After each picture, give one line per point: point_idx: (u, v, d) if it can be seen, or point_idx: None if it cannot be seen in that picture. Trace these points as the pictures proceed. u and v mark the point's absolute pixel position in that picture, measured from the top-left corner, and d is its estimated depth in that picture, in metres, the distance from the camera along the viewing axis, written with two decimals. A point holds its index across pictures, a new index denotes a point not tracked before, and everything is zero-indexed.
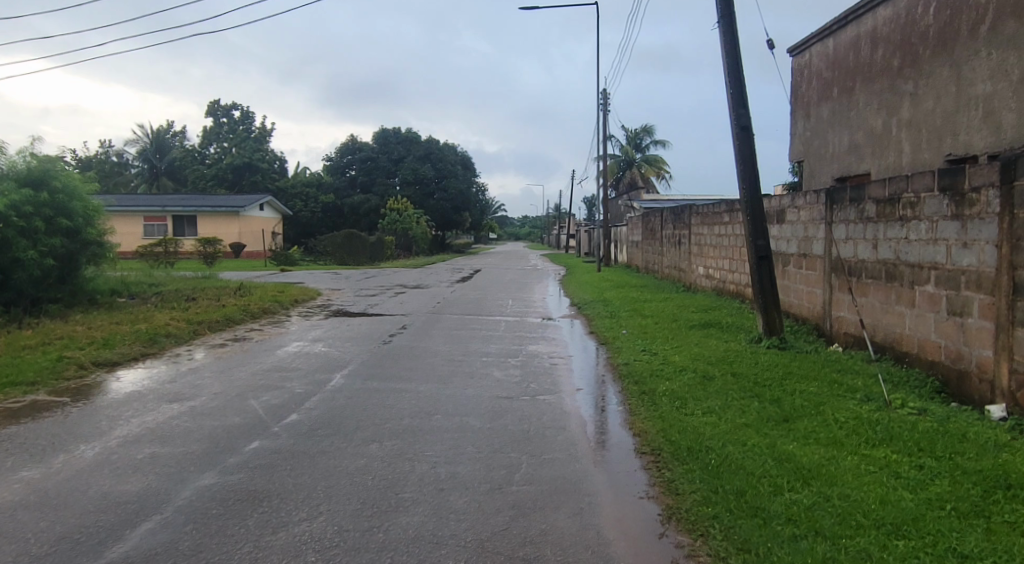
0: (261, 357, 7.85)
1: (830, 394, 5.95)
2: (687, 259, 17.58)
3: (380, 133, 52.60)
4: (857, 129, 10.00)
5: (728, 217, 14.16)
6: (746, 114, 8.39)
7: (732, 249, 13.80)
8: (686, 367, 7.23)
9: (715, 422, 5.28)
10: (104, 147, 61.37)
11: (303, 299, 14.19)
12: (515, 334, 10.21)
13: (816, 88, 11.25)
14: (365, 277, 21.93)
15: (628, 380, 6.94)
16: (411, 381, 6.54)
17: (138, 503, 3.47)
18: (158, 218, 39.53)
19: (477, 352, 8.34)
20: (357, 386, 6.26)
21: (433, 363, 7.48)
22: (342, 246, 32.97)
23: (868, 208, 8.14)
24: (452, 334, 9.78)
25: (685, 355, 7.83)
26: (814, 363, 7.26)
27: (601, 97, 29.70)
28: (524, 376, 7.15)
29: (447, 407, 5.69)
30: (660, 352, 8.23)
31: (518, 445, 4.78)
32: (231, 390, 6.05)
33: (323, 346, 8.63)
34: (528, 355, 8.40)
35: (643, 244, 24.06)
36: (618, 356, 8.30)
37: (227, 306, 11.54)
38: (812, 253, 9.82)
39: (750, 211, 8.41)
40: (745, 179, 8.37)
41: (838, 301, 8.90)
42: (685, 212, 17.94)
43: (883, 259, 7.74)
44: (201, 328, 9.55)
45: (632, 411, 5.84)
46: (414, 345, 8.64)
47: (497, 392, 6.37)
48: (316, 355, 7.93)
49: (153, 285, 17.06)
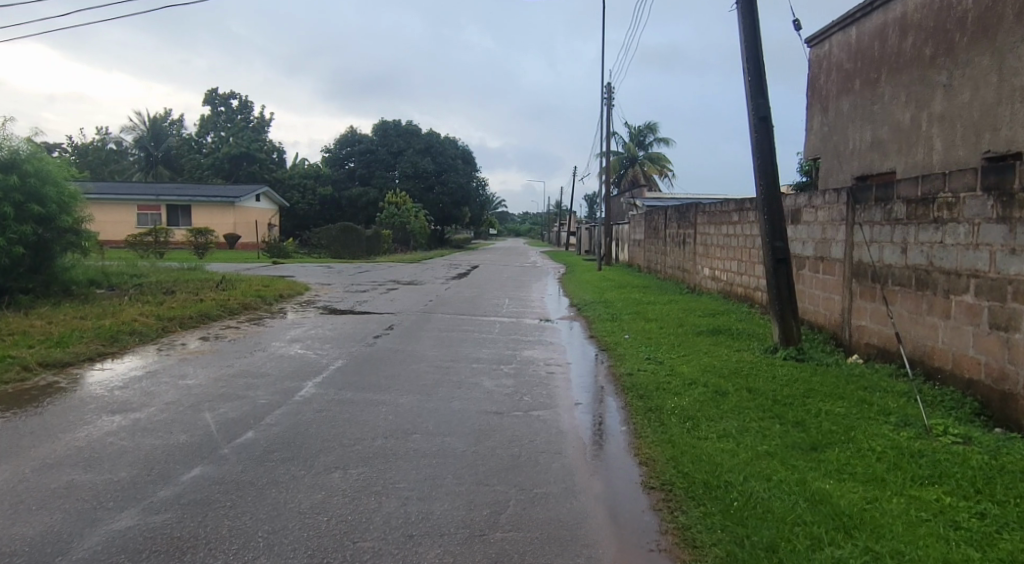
0: (231, 359, 7.17)
1: (860, 416, 5.28)
2: (691, 258, 16.91)
3: (380, 124, 51.70)
4: (882, 124, 9.30)
5: (737, 216, 13.48)
6: (766, 103, 7.70)
7: (740, 250, 13.12)
8: (696, 380, 6.57)
9: (733, 449, 4.61)
10: (101, 134, 60.57)
11: (289, 295, 13.51)
12: (509, 337, 9.53)
13: (835, 80, 10.55)
14: (359, 272, 21.24)
15: (633, 394, 6.27)
16: (390, 392, 5.86)
17: (28, 553, 2.79)
18: (152, 208, 38.84)
19: (468, 358, 7.67)
20: (329, 396, 5.58)
21: (418, 371, 6.80)
22: (337, 239, 32.24)
23: (897, 208, 7.47)
24: (442, 336, 9.09)
25: (694, 366, 7.17)
26: (837, 378, 6.58)
27: (606, 91, 29.00)
28: (517, 387, 6.47)
29: (429, 425, 5.02)
30: (667, 362, 7.56)
31: (506, 476, 4.11)
32: (186, 399, 5.36)
33: (301, 347, 7.96)
34: (523, 362, 7.71)
35: (645, 243, 23.36)
36: (621, 364, 7.63)
37: (205, 301, 10.86)
38: (831, 256, 9.14)
39: (767, 210, 7.72)
40: (763, 174, 7.70)
41: (860, 309, 8.21)
42: (691, 211, 17.24)
43: (914, 264, 7.07)
44: (171, 325, 8.86)
45: (637, 432, 5.18)
46: (400, 349, 7.96)
47: (486, 406, 5.68)
48: (292, 358, 7.26)
49: (135, 276, 16.38)
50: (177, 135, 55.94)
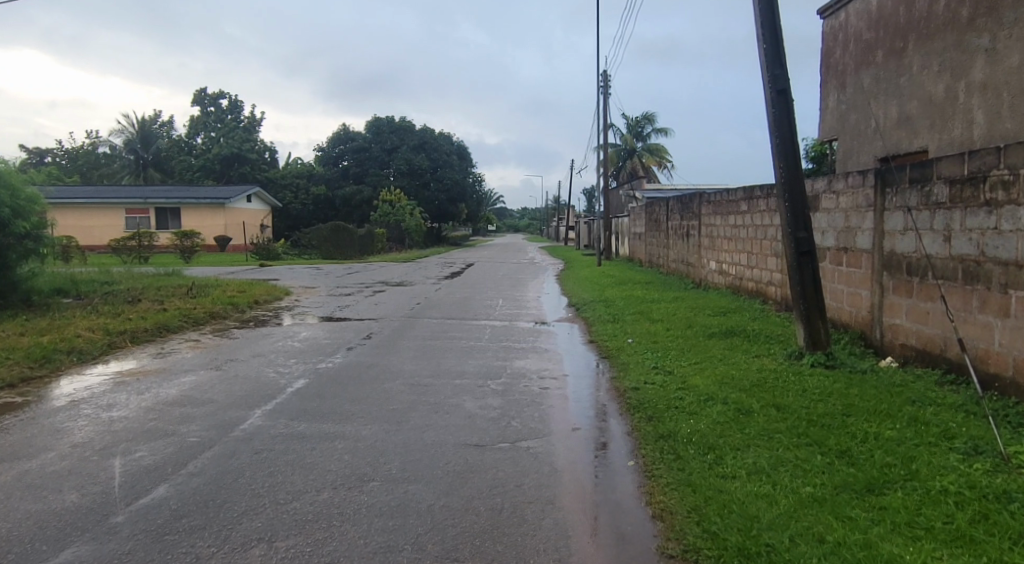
0: (178, 379, 6.21)
1: (916, 444, 4.35)
2: (696, 252, 15.95)
3: (373, 121, 50.65)
4: (910, 98, 8.34)
5: (746, 205, 12.52)
6: (784, 74, 6.74)
7: (750, 242, 12.17)
8: (713, 396, 5.65)
9: (770, 493, 3.67)
10: (91, 139, 59.71)
11: (265, 300, 12.54)
12: (500, 345, 8.57)
13: (854, 53, 9.57)
14: (348, 273, 20.27)
15: (641, 415, 5.35)
16: (351, 422, 4.90)
17: None
18: (141, 210, 37.90)
19: (451, 373, 6.73)
20: (276, 431, 4.63)
21: (389, 392, 5.85)
22: (329, 239, 31.32)
23: (937, 191, 6.53)
24: (425, 346, 8.14)
25: (709, 378, 6.24)
26: (877, 390, 5.64)
27: (602, 81, 28.04)
28: (504, 409, 5.53)
29: (393, 467, 4.08)
30: (678, 373, 6.64)
31: (484, 544, 3.16)
32: (99, 438, 4.40)
33: (262, 363, 7.00)
34: (513, 376, 6.76)
35: (647, 236, 22.37)
36: (624, 377, 6.70)
37: (168, 311, 9.90)
38: (856, 247, 8.19)
39: (788, 196, 6.75)
40: (782, 156, 6.75)
41: (893, 306, 7.29)
42: (695, 201, 16.27)
43: (961, 255, 6.14)
44: (121, 340, 7.89)
45: (649, 468, 4.24)
46: (374, 363, 7.00)
47: (464, 438, 4.73)
48: (247, 378, 6.29)
49: (106, 283, 15.41)
50: (167, 137, 54.90)
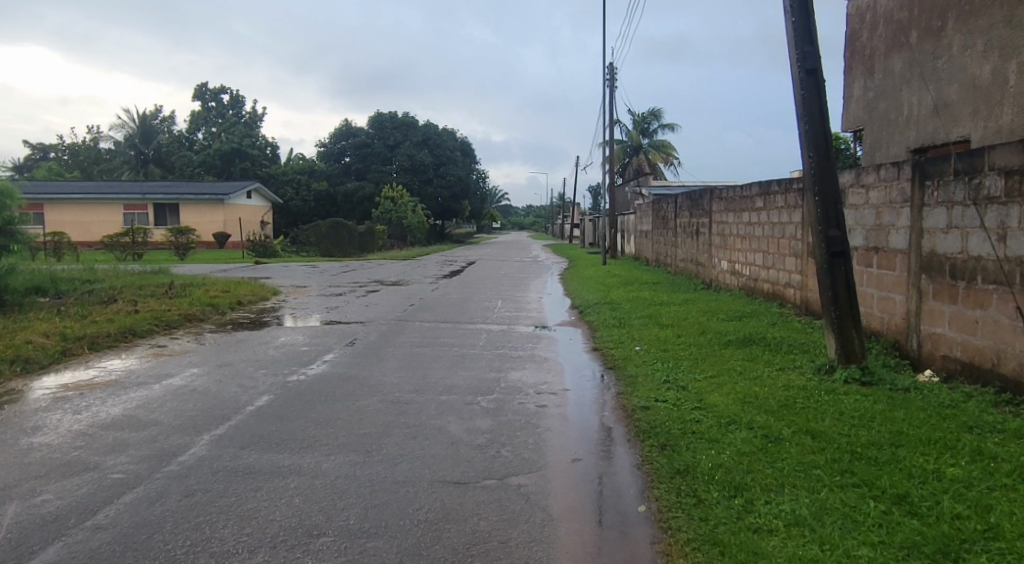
0: (126, 395, 5.47)
1: (990, 486, 3.57)
2: (706, 251, 15.18)
3: (376, 117, 49.84)
4: (949, 82, 7.56)
5: (761, 201, 11.75)
6: (814, 52, 5.96)
7: (766, 240, 11.39)
8: (736, 420, 4.90)
9: (821, 558, 2.90)
10: (93, 134, 59.25)
11: (250, 301, 11.81)
12: (495, 353, 7.79)
13: (884, 35, 8.80)
14: (344, 271, 19.54)
15: (653, 443, 4.61)
16: (312, 453, 4.15)
17: None
18: (139, 207, 37.30)
19: (437, 387, 6.00)
20: (219, 465, 3.89)
21: (364, 413, 5.10)
22: (328, 235, 30.64)
23: (988, 183, 5.74)
24: (413, 354, 7.40)
25: (729, 396, 5.48)
26: (926, 412, 4.88)
27: (609, 75, 27.23)
28: (494, 434, 4.78)
29: (352, 516, 3.33)
30: (693, 389, 5.89)
31: None
32: (3, 474, 3.66)
33: (227, 375, 6.24)
34: (507, 391, 5.99)
35: (654, 234, 21.51)
36: (632, 394, 5.95)
37: (139, 314, 9.18)
38: (890, 246, 7.42)
39: (819, 190, 5.97)
40: (811, 145, 5.98)
41: (934, 312, 6.52)
42: (705, 198, 15.45)
43: (1019, 255, 5.35)
44: (77, 347, 7.15)
45: (666, 519, 3.47)
46: (352, 376, 6.26)
47: (444, 473, 3.98)
48: (206, 393, 5.55)
49: (88, 281, 14.72)
50: (169, 132, 54.33)
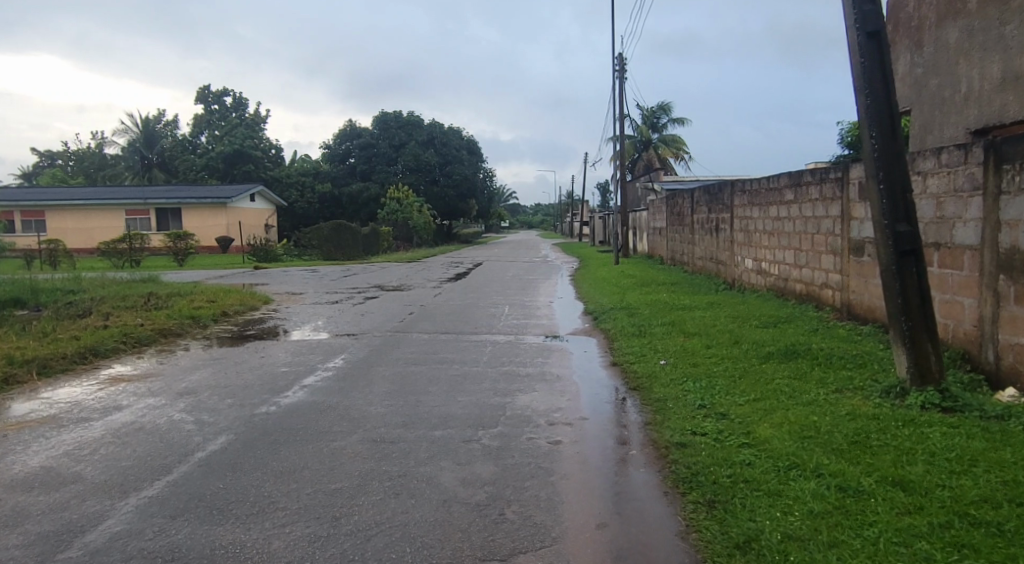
0: (57, 436, 4.56)
1: None
2: (728, 249, 14.14)
3: (380, 116, 48.90)
4: (1021, 50, 6.53)
5: (790, 194, 10.73)
6: (876, 10, 4.94)
7: (799, 236, 10.36)
8: (799, 464, 3.93)
9: None
10: (98, 140, 58.99)
11: (237, 313, 10.91)
12: (500, 371, 6.80)
13: (936, 3, 7.80)
14: (344, 276, 18.62)
15: (697, 500, 3.65)
16: (259, 527, 3.20)
17: None
18: (141, 212, 36.62)
19: (431, 418, 5.06)
20: (135, 548, 2.95)
21: (338, 459, 4.15)
22: (330, 238, 29.66)
23: None
24: (407, 375, 6.45)
25: (783, 430, 4.52)
26: None
27: (619, 66, 26.21)
28: (498, 487, 3.83)
29: None
30: (738, 420, 4.92)
31: None
32: None
33: (185, 407, 5.31)
34: (513, 424, 5.03)
35: (670, 232, 20.43)
36: (664, 425, 4.99)
37: (106, 330, 8.28)
38: (955, 242, 6.41)
39: (883, 176, 4.97)
40: (873, 124, 4.98)
41: (1016, 319, 5.51)
42: (725, 192, 14.40)
43: None
44: (24, 374, 6.23)
45: None
46: (331, 406, 5.32)
47: (430, 553, 3.02)
48: (153, 433, 4.63)
49: (71, 291, 13.88)
50: (172, 137, 53.69)
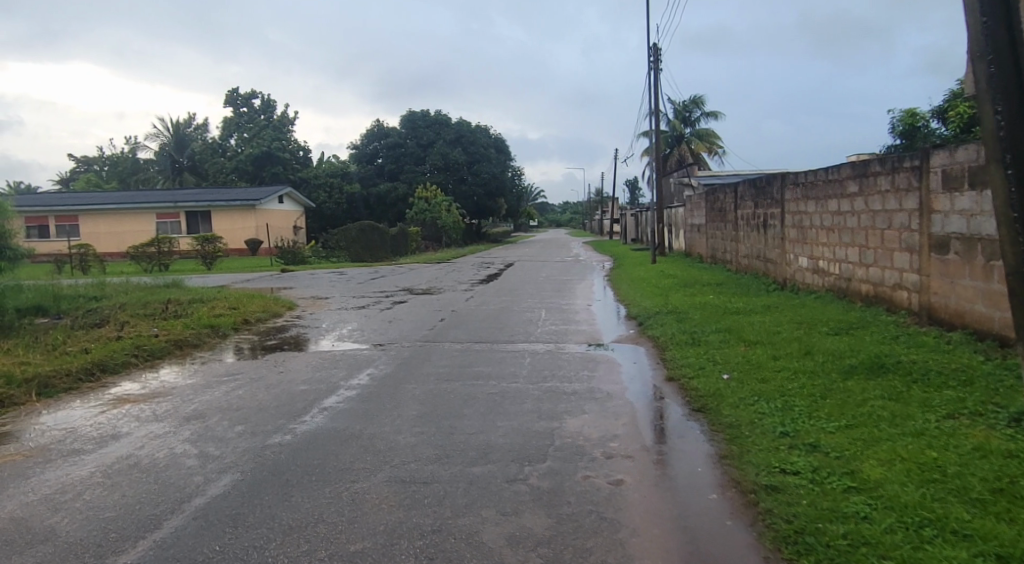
0: (38, 475, 3.95)
1: None
2: (779, 247, 13.16)
3: (408, 116, 48.50)
4: None
5: (853, 186, 9.79)
6: None
7: (865, 232, 9.41)
8: (935, 522, 3.10)
9: None
10: (131, 145, 59.83)
11: (258, 320, 10.36)
12: (543, 389, 6.04)
13: None
14: (372, 279, 18.06)
15: None
16: None
17: None
18: (171, 215, 36.75)
19: (469, 451, 4.33)
20: None
21: (359, 509, 3.45)
22: (358, 240, 29.20)
23: None
24: (439, 394, 5.74)
25: (899, 470, 3.69)
26: None
27: (654, 58, 25.27)
28: (554, 549, 3.08)
29: None
30: (835, 454, 4.09)
31: None
32: None
33: (190, 436, 4.68)
34: (564, 458, 4.28)
35: (710, 229, 19.43)
36: (745, 461, 4.18)
37: (118, 341, 7.75)
38: None
39: None
40: None
41: None
42: (775, 185, 13.42)
43: None
44: (21, 396, 5.70)
45: None
46: (354, 435, 4.63)
47: None
48: (147, 471, 3.99)
49: (93, 297, 13.55)
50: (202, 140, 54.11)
